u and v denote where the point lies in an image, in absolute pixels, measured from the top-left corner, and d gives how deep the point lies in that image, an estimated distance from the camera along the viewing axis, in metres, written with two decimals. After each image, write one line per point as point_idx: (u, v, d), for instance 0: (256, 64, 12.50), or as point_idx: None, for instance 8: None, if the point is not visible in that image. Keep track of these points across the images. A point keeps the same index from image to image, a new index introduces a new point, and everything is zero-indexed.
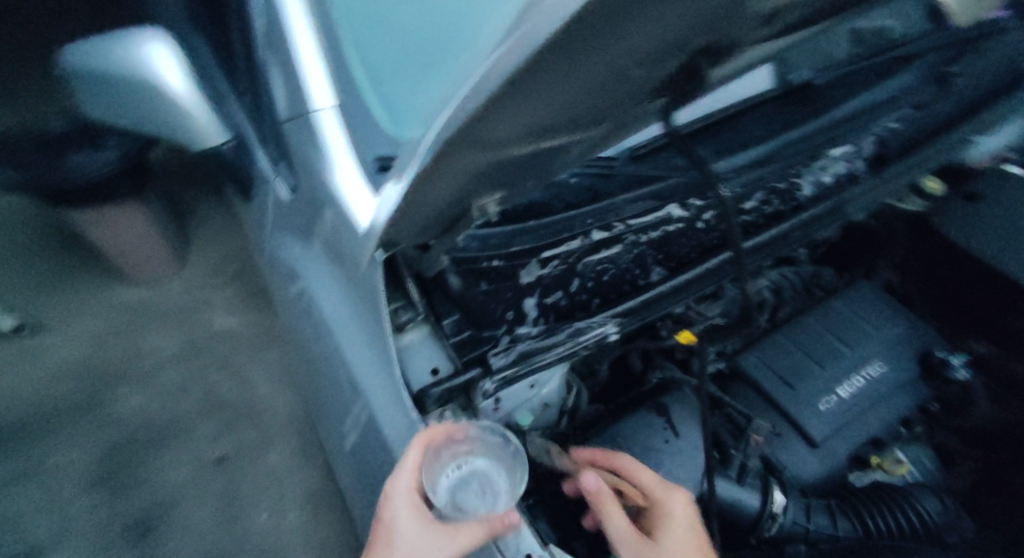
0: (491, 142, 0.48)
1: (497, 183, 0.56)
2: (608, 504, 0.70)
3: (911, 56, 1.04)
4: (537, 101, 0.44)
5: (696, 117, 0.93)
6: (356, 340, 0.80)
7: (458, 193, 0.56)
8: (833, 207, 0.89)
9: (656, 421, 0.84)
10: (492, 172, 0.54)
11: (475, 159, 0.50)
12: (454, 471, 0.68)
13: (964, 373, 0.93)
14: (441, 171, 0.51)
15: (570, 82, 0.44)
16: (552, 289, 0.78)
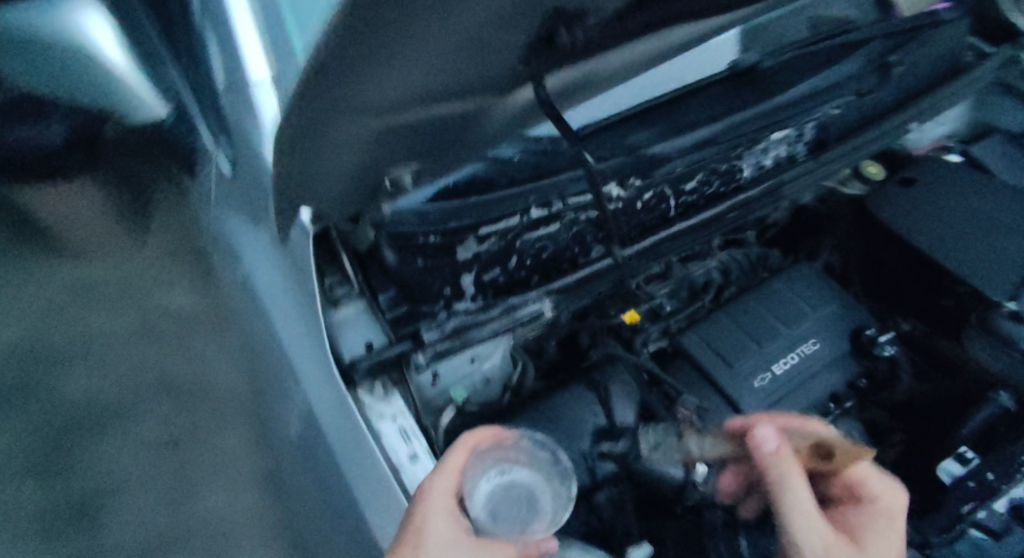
0: (372, 111, 0.52)
1: (395, 151, 0.61)
2: (788, 467, 0.70)
3: (859, 42, 1.04)
4: (389, 65, 0.47)
5: (642, 96, 0.91)
6: (292, 319, 0.81)
7: (355, 162, 0.59)
8: (772, 189, 0.91)
9: (587, 395, 0.86)
10: (382, 139, 0.58)
11: (361, 128, 0.54)
12: (496, 476, 0.69)
13: (889, 349, 0.97)
14: (326, 141, 0.53)
15: (417, 45, 0.47)
16: (490, 265, 0.80)
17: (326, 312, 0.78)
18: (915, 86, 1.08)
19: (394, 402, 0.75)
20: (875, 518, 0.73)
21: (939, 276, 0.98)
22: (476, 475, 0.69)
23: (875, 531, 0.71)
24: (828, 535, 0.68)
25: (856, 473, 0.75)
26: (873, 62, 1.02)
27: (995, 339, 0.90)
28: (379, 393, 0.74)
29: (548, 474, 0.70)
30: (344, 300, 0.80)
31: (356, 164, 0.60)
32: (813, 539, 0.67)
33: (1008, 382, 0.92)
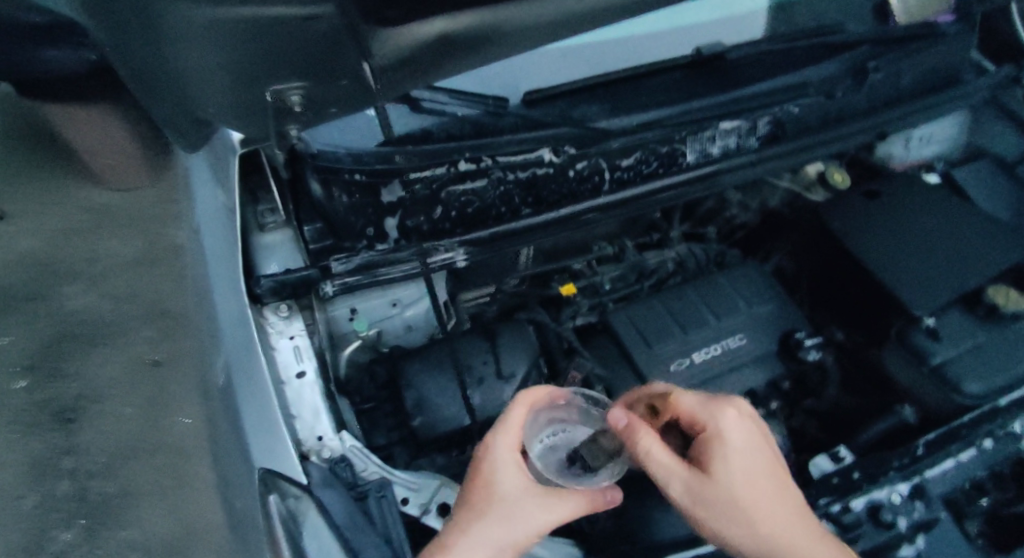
0: None
1: (252, 56, 0.49)
2: (642, 434, 0.62)
3: (840, 47, 1.02)
4: None
5: (596, 70, 0.92)
6: None
7: (200, 64, 0.49)
8: (707, 176, 0.93)
9: (481, 347, 0.84)
10: (240, 39, 0.47)
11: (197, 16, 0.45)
12: (550, 436, 0.70)
13: (815, 354, 0.95)
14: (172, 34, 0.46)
15: None
16: (415, 211, 0.83)
17: (253, 234, 0.81)
18: (895, 96, 1.05)
19: (295, 325, 0.76)
20: (723, 447, 0.63)
21: (877, 289, 0.96)
22: (530, 429, 0.70)
23: (726, 456, 0.62)
24: (694, 478, 0.62)
25: (685, 405, 0.66)
26: (851, 65, 1.00)
27: (906, 352, 0.92)
28: (281, 314, 0.76)
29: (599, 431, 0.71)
30: (273, 226, 0.82)
31: (217, 67, 0.49)
32: (680, 488, 0.63)
33: (913, 396, 0.94)
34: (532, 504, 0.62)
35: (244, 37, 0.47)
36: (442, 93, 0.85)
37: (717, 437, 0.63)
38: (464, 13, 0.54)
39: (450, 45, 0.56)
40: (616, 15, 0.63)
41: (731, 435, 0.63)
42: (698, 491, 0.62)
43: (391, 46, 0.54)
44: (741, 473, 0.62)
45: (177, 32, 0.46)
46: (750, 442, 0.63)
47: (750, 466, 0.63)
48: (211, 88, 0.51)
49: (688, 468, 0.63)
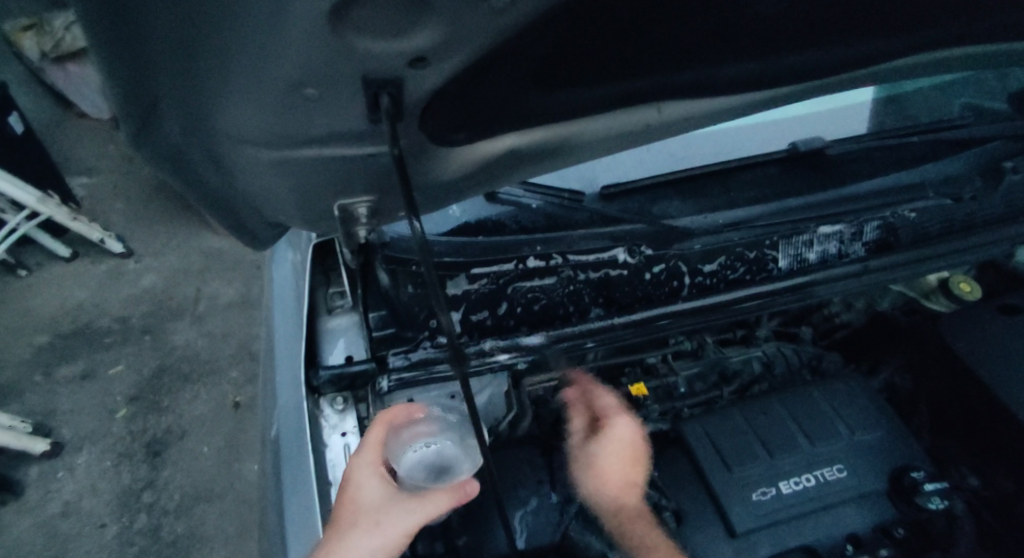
0: (245, 137, 0.45)
1: (320, 182, 0.49)
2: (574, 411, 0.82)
3: (963, 143, 0.91)
4: (245, 101, 0.42)
5: (682, 164, 0.89)
6: (285, 338, 0.80)
7: (271, 188, 0.50)
8: (807, 285, 0.83)
9: (537, 460, 0.81)
10: (299, 172, 0.48)
11: (257, 158, 0.47)
12: (422, 447, 0.67)
13: (938, 502, 0.82)
14: (241, 171, 0.48)
15: (295, 56, 0.37)
16: (479, 305, 0.80)
17: (321, 317, 0.81)
18: None
19: (348, 420, 0.74)
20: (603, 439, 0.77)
21: (1015, 431, 0.82)
22: (396, 450, 0.67)
23: (603, 449, 0.76)
24: (582, 457, 0.77)
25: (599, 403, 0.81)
26: (979, 165, 0.90)
27: None
28: (337, 406, 0.74)
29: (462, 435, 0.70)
30: (340, 310, 0.82)
31: (286, 190, 0.50)
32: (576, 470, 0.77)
33: None
34: (401, 509, 0.61)
35: (311, 171, 0.48)
36: (518, 187, 0.84)
37: (602, 434, 0.77)
38: (536, 129, 0.52)
39: (521, 157, 0.54)
40: (708, 122, 0.58)
41: (616, 435, 0.77)
42: (582, 471, 0.76)
43: (460, 158, 0.52)
44: (612, 469, 0.74)
45: (246, 166, 0.47)
46: (621, 460, 0.76)
47: (613, 472, 0.74)
48: (279, 201, 0.51)
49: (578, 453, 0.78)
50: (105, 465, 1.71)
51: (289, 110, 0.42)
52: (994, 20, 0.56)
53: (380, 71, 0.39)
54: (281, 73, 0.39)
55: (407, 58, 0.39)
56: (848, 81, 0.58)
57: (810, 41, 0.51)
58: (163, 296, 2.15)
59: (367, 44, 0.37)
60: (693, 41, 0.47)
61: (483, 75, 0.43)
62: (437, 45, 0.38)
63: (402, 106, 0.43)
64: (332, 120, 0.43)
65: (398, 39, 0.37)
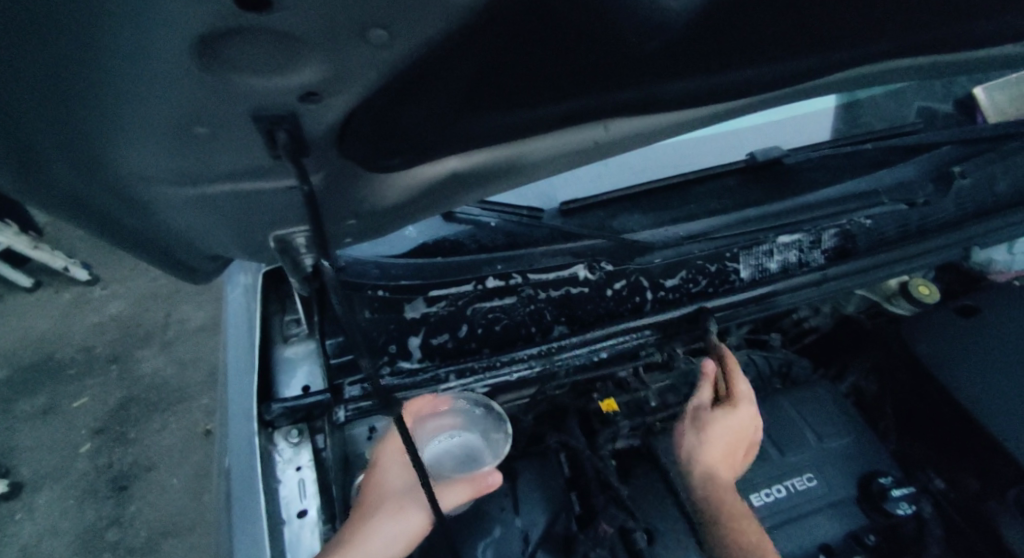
0: (149, 175, 0.44)
1: (252, 219, 0.49)
2: (706, 377, 0.81)
3: (916, 149, 0.92)
4: (143, 142, 0.41)
5: (642, 178, 0.89)
6: (236, 372, 0.78)
7: (201, 225, 0.49)
8: (766, 295, 0.84)
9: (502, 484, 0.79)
10: (219, 207, 0.47)
11: (172, 196, 0.46)
12: (447, 438, 0.77)
13: (905, 508, 0.81)
14: (154, 212, 0.47)
15: (186, 90, 0.37)
16: (439, 329, 0.78)
17: (276, 346, 0.80)
18: (995, 204, 0.92)
19: (303, 454, 0.71)
20: (730, 416, 0.77)
21: (973, 427, 0.82)
22: (421, 438, 0.76)
23: (713, 428, 0.77)
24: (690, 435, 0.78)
25: (742, 391, 0.78)
26: (932, 169, 0.90)
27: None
28: (291, 439, 0.71)
29: (486, 427, 0.77)
30: (296, 338, 0.81)
31: (215, 222, 0.49)
32: (690, 441, 0.78)
33: None
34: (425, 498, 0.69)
35: (235, 208, 0.47)
36: (475, 206, 0.84)
37: (728, 410, 0.78)
38: (480, 150, 0.50)
39: (465, 180, 0.52)
40: (655, 138, 0.57)
41: (735, 418, 0.77)
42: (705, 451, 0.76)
43: (399, 184, 0.51)
44: (716, 442, 0.76)
45: (168, 207, 0.47)
46: (726, 441, 0.76)
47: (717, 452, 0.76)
48: (212, 238, 0.51)
49: (707, 426, 0.77)
50: (68, 503, 1.65)
51: (188, 146, 0.41)
52: (934, 32, 0.55)
53: (270, 105, 0.38)
54: (164, 109, 0.38)
55: (298, 93, 0.37)
56: (793, 94, 0.58)
57: (739, 60, 0.49)
58: (130, 323, 2.09)
59: (249, 80, 0.36)
60: (628, 62, 0.45)
61: (401, 101, 0.41)
62: (328, 77, 0.37)
63: (304, 141, 0.42)
64: (235, 156, 0.42)
65: (281, 73, 0.36)
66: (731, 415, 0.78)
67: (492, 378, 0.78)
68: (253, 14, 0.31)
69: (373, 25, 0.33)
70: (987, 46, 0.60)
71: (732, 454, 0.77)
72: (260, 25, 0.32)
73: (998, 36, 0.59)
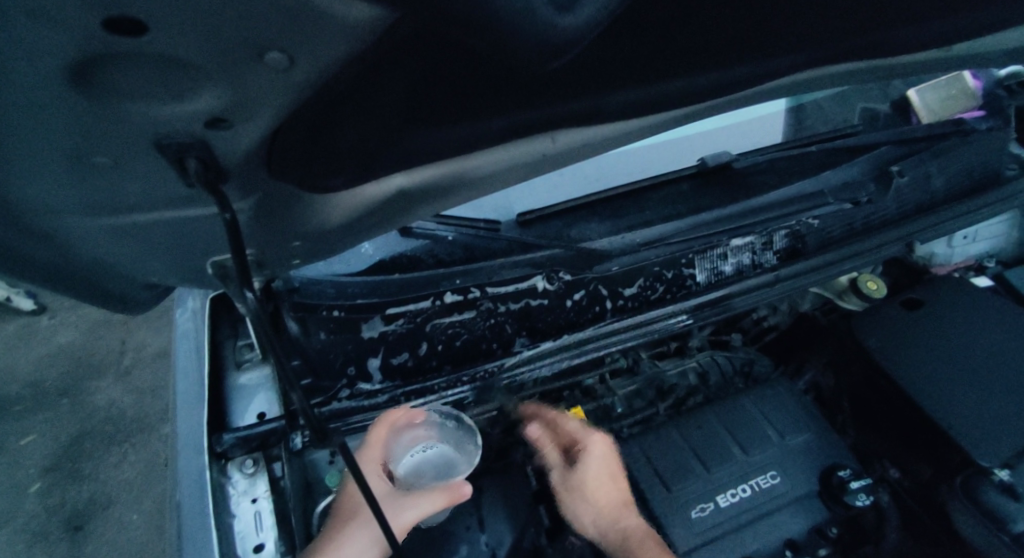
0: (61, 206, 0.42)
1: (181, 243, 0.47)
2: (564, 419, 0.82)
3: (856, 150, 0.96)
4: (50, 174, 0.39)
5: (598, 186, 0.89)
6: (184, 403, 0.75)
7: (129, 255, 0.48)
8: (720, 299, 0.85)
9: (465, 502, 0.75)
10: (147, 232, 0.46)
11: (90, 225, 0.44)
12: (420, 452, 0.76)
13: (863, 500, 0.83)
14: (72, 242, 0.46)
15: (85, 119, 0.35)
16: (398, 348, 0.76)
17: (229, 373, 0.77)
18: (929, 200, 0.97)
19: (259, 484, 0.69)
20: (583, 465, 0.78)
21: (924, 420, 0.84)
22: (396, 449, 0.75)
23: (587, 475, 0.78)
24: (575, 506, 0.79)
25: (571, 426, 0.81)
26: (873, 168, 0.94)
27: (977, 513, 0.78)
28: (245, 471, 0.69)
29: (459, 439, 0.78)
30: (249, 364, 0.78)
31: (144, 248, 0.48)
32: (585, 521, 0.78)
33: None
34: (401, 503, 0.70)
35: (160, 233, 0.46)
36: (431, 220, 0.82)
37: (579, 458, 0.79)
38: (424, 168, 0.49)
39: (413, 197, 0.52)
40: (604, 145, 0.57)
41: (592, 458, 0.78)
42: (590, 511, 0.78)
43: (344, 203, 0.50)
44: (597, 496, 0.77)
45: (86, 236, 0.45)
46: (604, 481, 0.78)
47: (601, 489, 0.77)
48: (142, 267, 0.50)
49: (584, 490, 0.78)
50: (16, 548, 1.56)
51: (95, 175, 0.40)
52: (859, 39, 0.57)
53: (175, 134, 0.37)
54: (66, 140, 0.37)
55: (202, 119, 0.36)
56: (731, 101, 0.59)
57: (665, 73, 0.50)
58: (82, 353, 2.00)
59: (144, 107, 0.35)
60: (566, 74, 0.45)
61: (328, 122, 0.40)
62: (229, 106, 0.36)
63: (221, 167, 0.41)
64: (149, 184, 0.41)
65: (180, 101, 0.35)
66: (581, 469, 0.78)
67: (453, 396, 0.77)
68: (127, 38, 0.30)
69: (270, 48, 0.32)
70: (910, 52, 0.62)
71: (613, 492, 0.78)
72: (142, 50, 0.31)
73: (917, 44, 0.61)
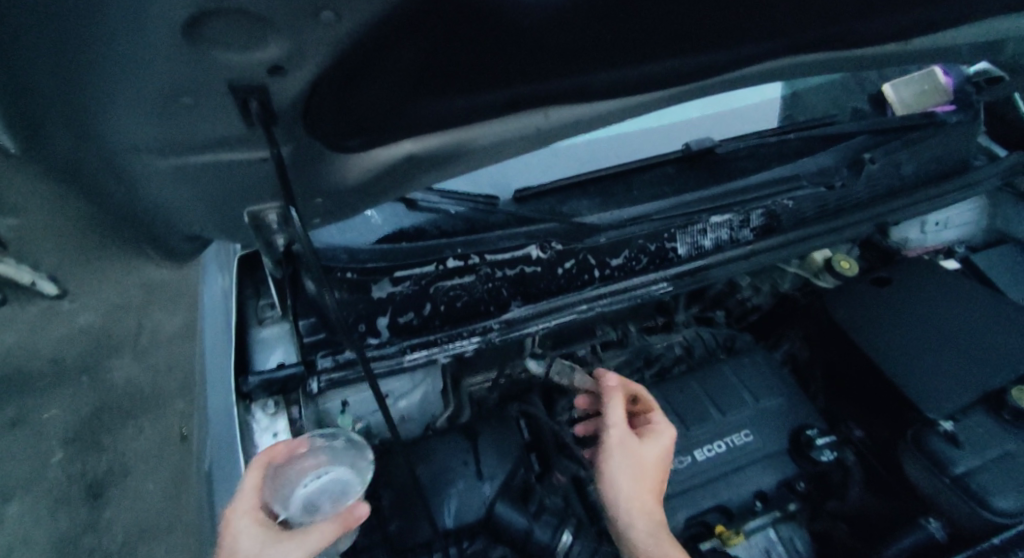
0: (145, 142, 0.50)
1: (226, 187, 0.56)
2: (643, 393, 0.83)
3: (831, 139, 1.04)
4: (139, 111, 0.47)
5: (589, 167, 0.97)
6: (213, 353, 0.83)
7: (179, 198, 0.56)
8: (699, 269, 0.93)
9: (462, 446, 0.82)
10: (202, 174, 0.54)
11: (162, 163, 0.52)
12: (311, 480, 0.69)
13: (829, 455, 0.90)
14: (147, 177, 0.54)
15: (168, 63, 0.43)
16: (404, 307, 0.85)
17: (252, 328, 0.85)
18: (900, 185, 1.05)
19: (279, 422, 0.78)
20: (656, 432, 0.76)
21: (888, 385, 0.91)
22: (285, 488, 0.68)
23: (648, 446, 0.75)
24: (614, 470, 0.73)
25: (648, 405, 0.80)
26: (846, 156, 1.02)
27: (926, 460, 0.83)
28: (268, 410, 0.78)
29: (352, 458, 0.72)
30: (271, 320, 0.86)
31: (196, 193, 0.56)
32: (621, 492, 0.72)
33: (938, 508, 0.83)
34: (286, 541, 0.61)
35: (210, 176, 0.54)
36: (434, 194, 0.90)
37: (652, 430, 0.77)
38: (431, 136, 0.58)
39: (421, 162, 0.60)
40: (593, 124, 0.65)
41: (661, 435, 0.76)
42: (631, 482, 0.72)
43: (361, 164, 0.59)
44: (644, 468, 0.73)
45: (148, 175, 0.53)
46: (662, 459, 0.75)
47: (650, 465, 0.73)
48: (188, 213, 0.58)
49: (642, 462, 0.73)
50: (42, 512, 1.65)
51: (171, 115, 0.48)
52: (822, 31, 0.64)
53: (243, 80, 0.45)
54: (154, 83, 0.45)
55: (266, 69, 0.44)
56: (708, 87, 0.67)
57: (643, 58, 0.58)
58: (101, 332, 2.09)
59: (222, 55, 0.43)
60: (562, 51, 0.52)
61: (356, 81, 0.48)
62: (289, 56, 0.44)
63: (274, 112, 0.49)
64: (212, 125, 0.49)
65: (252, 49, 0.42)
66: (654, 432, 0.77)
67: (451, 350, 0.84)
68: None
69: (326, 10, 0.41)
70: (868, 45, 0.70)
71: (658, 481, 0.74)
72: (230, 10, 0.39)
73: (876, 37, 0.69)
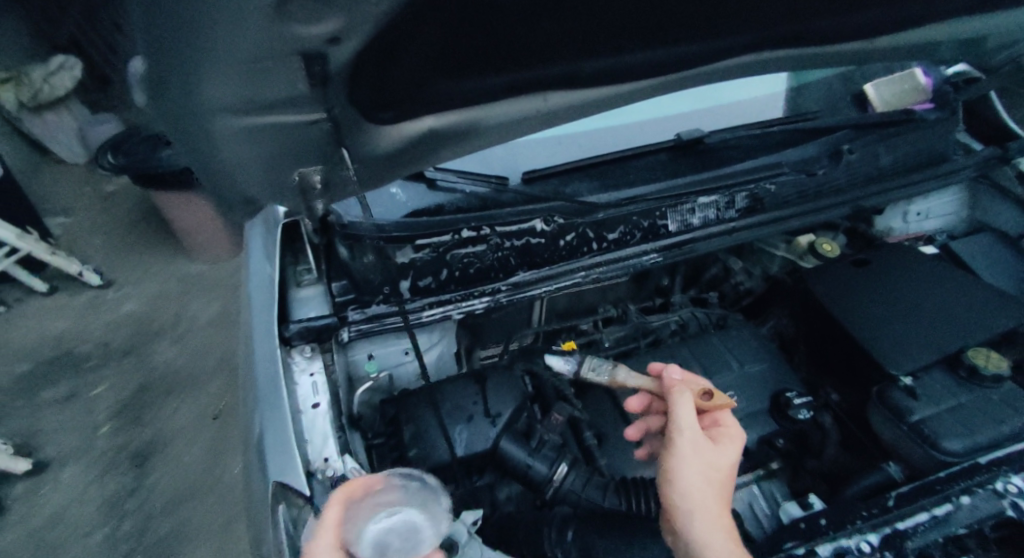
0: (218, 106, 0.59)
1: (283, 146, 0.66)
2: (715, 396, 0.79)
3: (813, 133, 1.14)
4: (220, 77, 0.56)
5: (589, 154, 1.10)
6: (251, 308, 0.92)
7: (240, 158, 0.65)
8: (687, 244, 1.03)
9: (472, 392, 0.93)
10: (264, 135, 0.64)
11: (229, 125, 0.61)
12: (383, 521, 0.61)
13: (806, 414, 0.99)
14: (214, 142, 0.62)
15: (246, 36, 0.52)
16: (423, 272, 0.96)
17: (291, 289, 0.97)
18: (879, 174, 1.14)
19: (315, 363, 0.89)
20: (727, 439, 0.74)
21: (861, 352, 0.99)
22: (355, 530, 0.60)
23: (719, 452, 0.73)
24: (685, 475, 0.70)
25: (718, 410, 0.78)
26: (829, 147, 1.12)
27: (887, 411, 0.92)
28: (305, 353, 0.89)
29: (425, 500, 0.64)
30: (307, 283, 0.98)
31: (257, 156, 0.66)
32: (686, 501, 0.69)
33: (898, 453, 0.92)
34: None
35: (271, 135, 0.64)
36: (453, 175, 1.03)
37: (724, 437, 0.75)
38: (449, 113, 0.71)
39: (440, 135, 0.72)
40: (586, 110, 0.77)
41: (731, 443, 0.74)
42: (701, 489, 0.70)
43: (389, 136, 0.71)
44: (712, 480, 0.70)
45: (221, 136, 0.62)
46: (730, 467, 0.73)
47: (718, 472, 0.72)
48: (247, 174, 0.67)
49: (712, 470, 0.71)
50: (89, 477, 1.78)
51: (248, 79, 0.57)
52: (789, 27, 0.75)
53: (306, 47, 0.56)
54: (239, 52, 0.54)
55: (326, 39, 0.55)
56: (690, 76, 0.78)
57: (625, 46, 0.69)
58: (143, 320, 2.25)
59: (292, 29, 0.53)
60: (557, 37, 0.64)
61: (391, 57, 0.61)
62: (343, 29, 0.55)
63: (328, 73, 0.60)
64: (279, 89, 0.59)
65: (314, 25, 0.53)
66: (723, 437, 0.75)
67: (462, 309, 0.96)
68: None
69: None
70: (833, 41, 0.80)
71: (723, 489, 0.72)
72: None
73: (840, 32, 0.79)
